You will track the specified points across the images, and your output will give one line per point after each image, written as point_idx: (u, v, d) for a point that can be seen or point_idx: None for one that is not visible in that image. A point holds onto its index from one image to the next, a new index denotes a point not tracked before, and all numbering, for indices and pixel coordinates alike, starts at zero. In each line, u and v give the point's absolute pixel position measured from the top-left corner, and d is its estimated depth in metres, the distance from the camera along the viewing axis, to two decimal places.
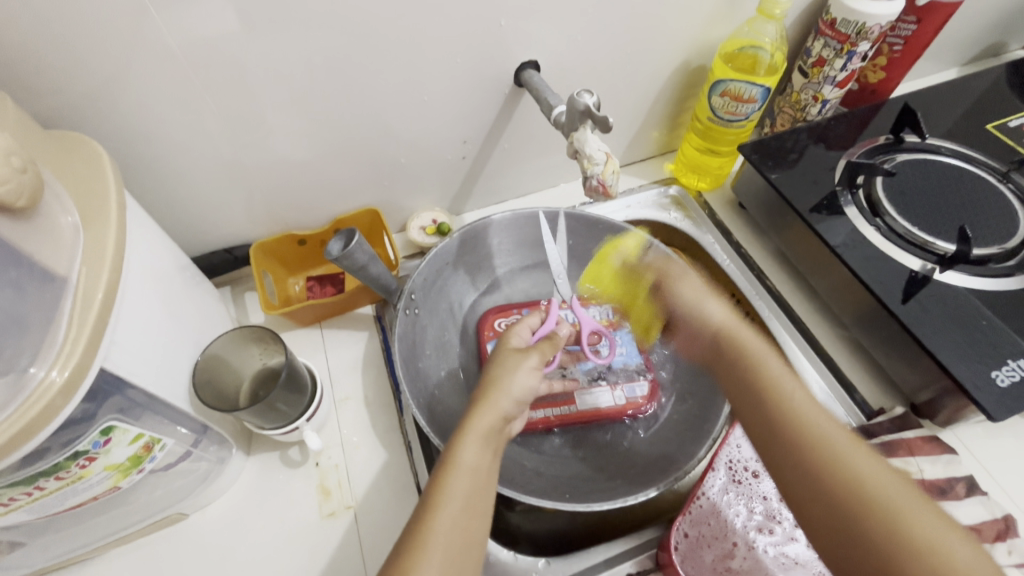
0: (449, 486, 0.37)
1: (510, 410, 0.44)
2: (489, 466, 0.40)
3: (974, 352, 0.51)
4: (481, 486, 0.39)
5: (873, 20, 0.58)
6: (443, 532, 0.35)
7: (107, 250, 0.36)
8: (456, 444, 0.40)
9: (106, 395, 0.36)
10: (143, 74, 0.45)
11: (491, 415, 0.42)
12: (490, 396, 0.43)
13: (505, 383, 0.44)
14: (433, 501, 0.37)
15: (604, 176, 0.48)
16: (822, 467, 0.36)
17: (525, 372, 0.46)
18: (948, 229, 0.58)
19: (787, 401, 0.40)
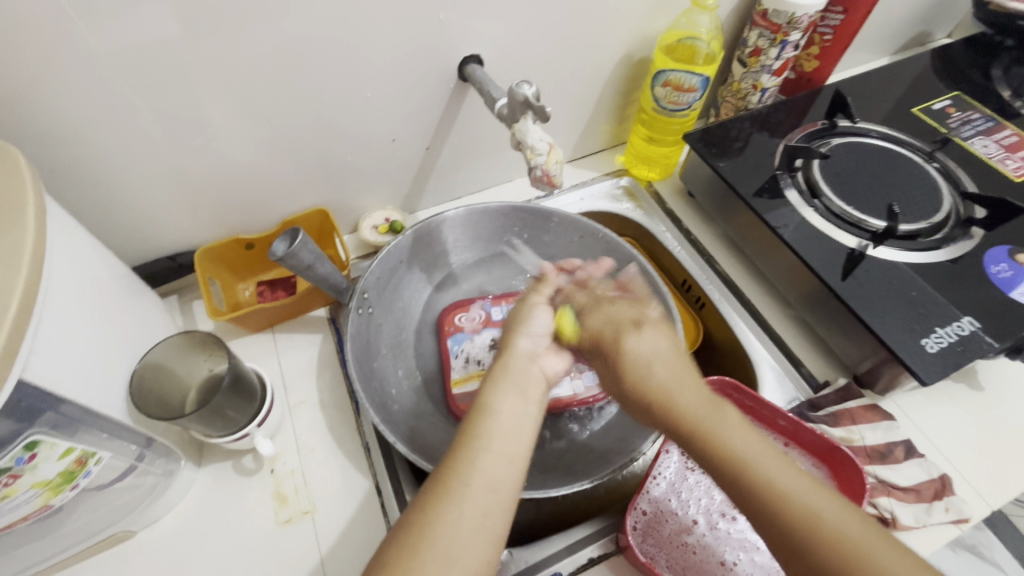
0: (478, 431, 0.40)
1: (531, 349, 0.47)
2: (526, 410, 0.42)
3: (905, 322, 0.53)
4: (513, 427, 0.40)
5: (802, 10, 0.60)
6: (472, 478, 0.37)
7: (22, 260, 0.34)
8: (486, 394, 0.42)
9: (33, 411, 0.34)
10: (65, 78, 0.43)
11: (512, 365, 0.45)
12: (506, 363, 0.45)
13: (524, 330, 0.49)
14: (458, 449, 0.39)
15: (548, 166, 0.49)
16: (779, 512, 0.35)
17: (537, 323, 0.49)
18: (880, 207, 0.61)
19: (715, 436, 0.39)
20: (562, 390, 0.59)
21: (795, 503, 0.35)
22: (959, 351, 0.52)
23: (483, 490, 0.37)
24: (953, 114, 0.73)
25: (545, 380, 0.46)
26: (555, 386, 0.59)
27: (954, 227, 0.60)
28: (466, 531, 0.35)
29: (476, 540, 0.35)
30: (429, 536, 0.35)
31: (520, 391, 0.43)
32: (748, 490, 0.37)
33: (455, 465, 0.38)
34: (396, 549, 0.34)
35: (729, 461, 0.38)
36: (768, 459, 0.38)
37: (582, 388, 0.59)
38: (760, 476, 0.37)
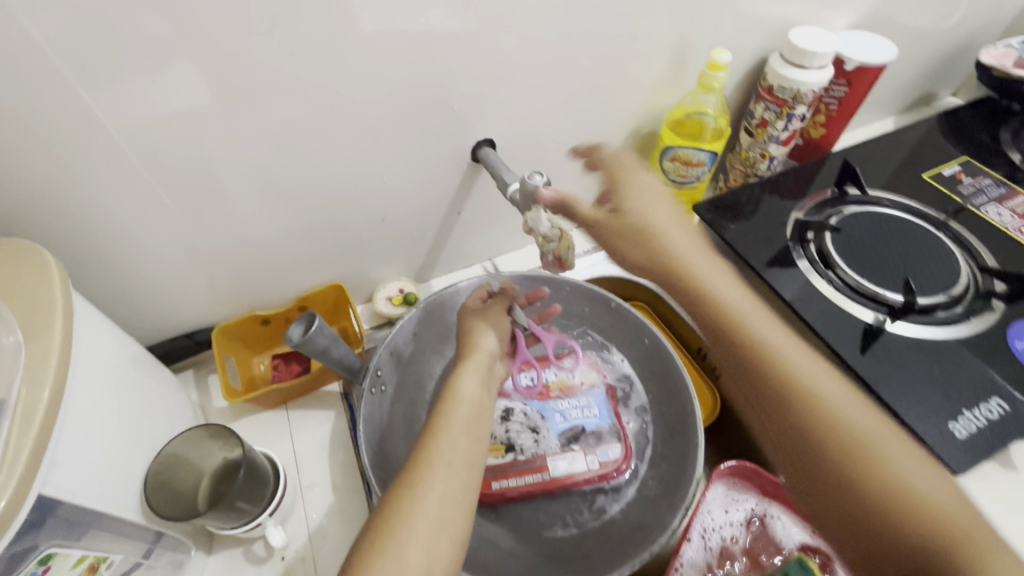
0: (449, 413, 0.45)
1: (492, 349, 0.54)
2: (485, 396, 0.49)
3: (930, 404, 0.52)
4: (476, 410, 0.47)
5: (806, 86, 0.62)
6: (446, 449, 0.42)
7: (49, 362, 0.35)
8: (454, 380, 0.49)
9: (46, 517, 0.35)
10: (97, 177, 0.45)
11: (478, 353, 0.52)
12: (475, 353, 0.52)
13: (484, 331, 0.54)
14: (435, 428, 0.43)
15: (559, 251, 0.52)
16: (880, 497, 0.33)
17: (494, 327, 0.56)
18: (896, 280, 0.60)
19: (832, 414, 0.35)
20: (575, 467, 0.57)
21: (905, 485, 0.33)
22: (988, 435, 0.50)
23: (461, 465, 0.41)
24: (964, 180, 0.73)
25: (497, 376, 0.53)
26: (568, 462, 0.58)
27: (974, 299, 0.59)
28: (447, 500, 0.39)
29: (455, 507, 0.39)
30: (412, 503, 0.38)
31: (485, 382, 0.50)
32: (852, 489, 0.34)
33: (433, 441, 0.42)
34: (384, 519, 0.37)
35: (861, 442, 0.34)
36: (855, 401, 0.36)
37: (596, 464, 0.57)
38: (860, 444, 0.34)
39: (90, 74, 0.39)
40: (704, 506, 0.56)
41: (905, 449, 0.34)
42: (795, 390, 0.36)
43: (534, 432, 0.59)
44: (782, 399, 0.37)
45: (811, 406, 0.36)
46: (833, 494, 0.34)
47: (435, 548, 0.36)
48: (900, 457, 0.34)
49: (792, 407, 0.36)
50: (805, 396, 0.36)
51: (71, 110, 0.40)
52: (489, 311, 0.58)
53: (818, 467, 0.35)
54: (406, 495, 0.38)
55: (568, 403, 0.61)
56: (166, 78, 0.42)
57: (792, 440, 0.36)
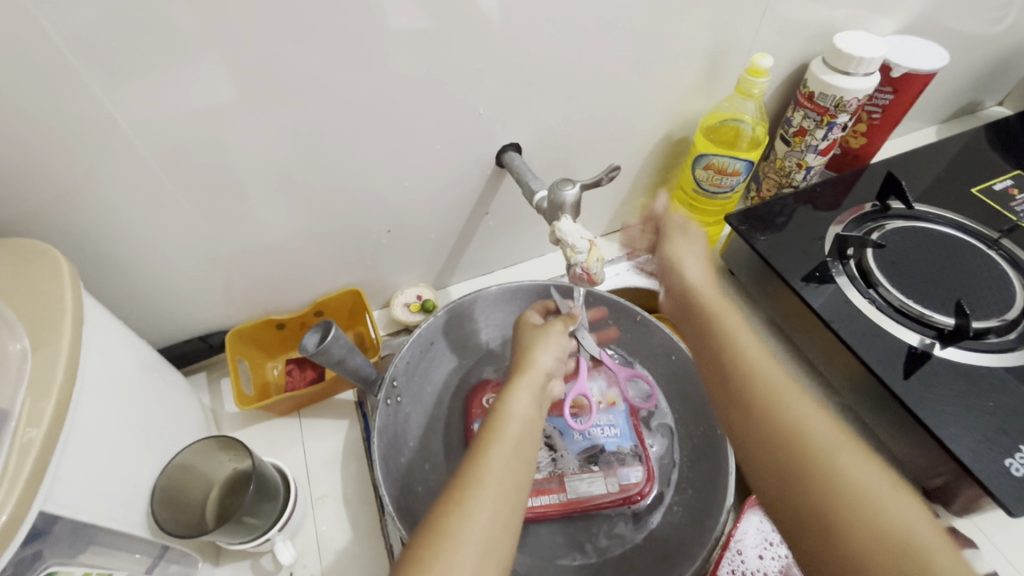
0: (499, 433, 0.42)
1: (550, 367, 0.50)
2: (536, 415, 0.46)
3: (983, 438, 0.48)
4: (528, 431, 0.44)
5: (850, 94, 0.59)
6: (497, 469, 0.39)
7: (55, 373, 0.33)
8: (506, 397, 0.46)
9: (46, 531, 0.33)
10: (113, 177, 0.44)
11: (534, 371, 0.48)
12: (527, 368, 0.49)
13: (542, 350, 0.51)
14: (485, 447, 0.41)
15: (588, 264, 0.47)
16: (836, 508, 0.35)
17: (553, 343, 0.52)
18: (944, 302, 0.57)
19: (806, 432, 0.38)
20: (595, 489, 0.55)
21: (868, 501, 0.34)
22: None
23: (512, 485, 0.39)
24: (1016, 196, 0.69)
25: (550, 397, 0.50)
26: (587, 483, 0.55)
27: None
28: (496, 523, 0.37)
29: (502, 530, 0.37)
30: (458, 525, 0.36)
31: (536, 403, 0.47)
32: (816, 497, 0.36)
33: (484, 460, 0.40)
34: (432, 534, 0.36)
35: (822, 459, 0.37)
36: (844, 440, 0.38)
37: (617, 487, 0.55)
38: (836, 462, 0.36)
39: (107, 71, 0.38)
40: (735, 543, 0.52)
41: (896, 494, 0.35)
42: (777, 415, 0.40)
43: (551, 449, 0.57)
44: (769, 419, 0.40)
45: (786, 423, 0.39)
46: (801, 509, 0.36)
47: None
48: (881, 493, 0.35)
49: (769, 426, 0.40)
50: (788, 424, 0.39)
51: (87, 108, 0.39)
52: (549, 326, 0.54)
53: (788, 487, 0.37)
54: (453, 517, 0.36)
55: (587, 420, 0.58)
56: (183, 74, 0.40)
57: (771, 459, 0.39)
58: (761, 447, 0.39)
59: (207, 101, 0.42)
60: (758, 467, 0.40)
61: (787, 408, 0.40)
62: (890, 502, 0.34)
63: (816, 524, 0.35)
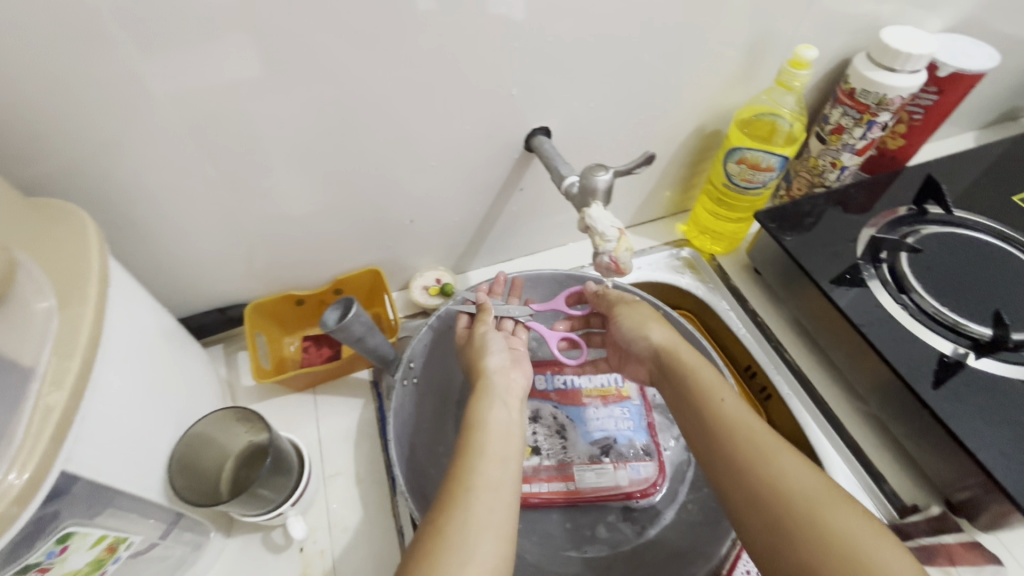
0: (473, 441, 0.42)
1: (499, 365, 0.50)
2: (512, 420, 0.45)
3: (1017, 454, 0.47)
4: (507, 438, 0.43)
5: (894, 91, 0.56)
6: (484, 475, 0.39)
7: (80, 337, 0.33)
8: (475, 409, 0.45)
9: (62, 493, 0.33)
10: (141, 141, 0.43)
11: (490, 379, 0.48)
12: (486, 379, 0.48)
13: (488, 356, 0.50)
14: (466, 455, 0.41)
15: (616, 253, 0.46)
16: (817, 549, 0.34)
17: (497, 346, 0.51)
18: (981, 311, 0.55)
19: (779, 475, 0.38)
20: (604, 480, 0.54)
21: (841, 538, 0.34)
22: None
23: (486, 490, 0.38)
24: None
25: (518, 394, 0.49)
26: (596, 474, 0.55)
27: None
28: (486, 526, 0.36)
29: (488, 534, 0.36)
30: (451, 529, 0.36)
31: (502, 402, 0.46)
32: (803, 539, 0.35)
33: (466, 468, 0.40)
34: (432, 539, 0.35)
35: (796, 502, 0.37)
36: (828, 492, 0.37)
37: (626, 481, 0.54)
38: (814, 516, 0.36)
39: (140, 32, 0.37)
40: None
41: (832, 494, 0.37)
42: (758, 465, 0.39)
43: (563, 437, 0.57)
44: (750, 477, 0.39)
45: (764, 471, 0.39)
46: (792, 564, 0.35)
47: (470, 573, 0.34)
48: (870, 540, 0.34)
49: (750, 471, 0.40)
50: (769, 467, 0.39)
51: (119, 70, 0.39)
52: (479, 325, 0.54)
53: (782, 545, 0.36)
54: (447, 516, 0.37)
55: (601, 412, 0.58)
56: (215, 39, 0.39)
57: (730, 481, 0.41)
58: (750, 506, 0.39)
59: (240, 69, 0.42)
60: (751, 533, 0.38)
61: (769, 461, 0.39)
62: (882, 551, 0.34)
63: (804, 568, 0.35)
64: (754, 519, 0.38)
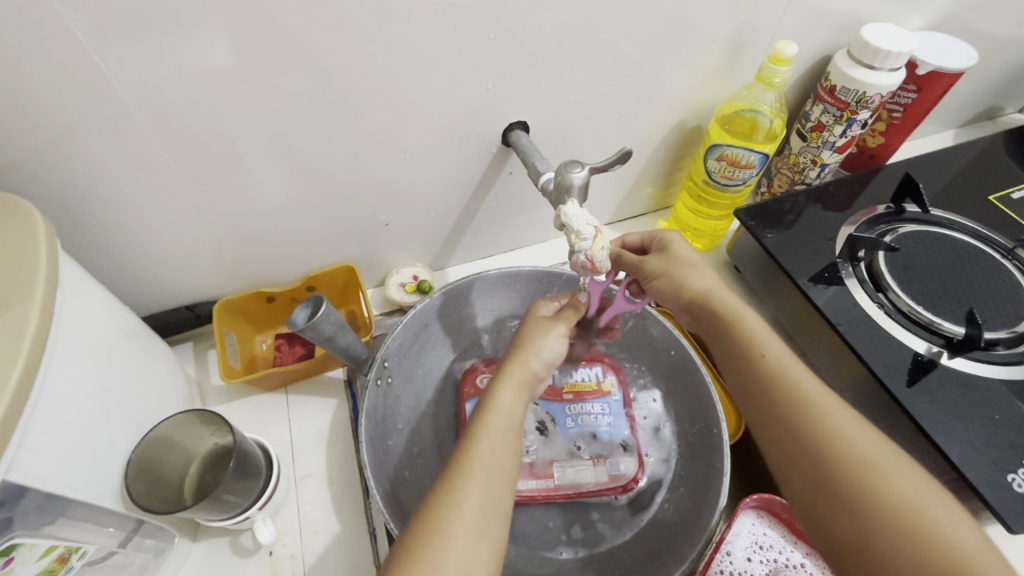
0: (483, 429, 0.40)
1: (541, 368, 0.46)
2: (523, 412, 0.42)
3: (988, 451, 0.47)
4: (515, 429, 0.41)
5: (873, 89, 0.56)
6: (485, 459, 0.38)
7: (24, 339, 0.32)
8: (492, 390, 0.42)
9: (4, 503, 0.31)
10: (96, 134, 0.41)
11: (526, 366, 0.44)
12: (526, 354, 0.45)
13: (536, 353, 0.46)
14: (472, 439, 0.39)
15: (592, 252, 0.44)
16: (868, 511, 0.35)
17: (557, 348, 0.47)
18: (955, 311, 0.55)
19: (832, 434, 0.38)
20: (583, 476, 0.54)
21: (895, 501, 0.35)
22: None
23: (487, 472, 0.38)
24: None
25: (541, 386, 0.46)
26: (575, 470, 0.54)
27: None
28: (483, 514, 0.36)
29: (490, 519, 0.36)
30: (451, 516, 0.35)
31: (526, 386, 0.44)
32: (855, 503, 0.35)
33: (471, 451, 0.38)
34: (427, 527, 0.35)
35: (852, 463, 0.37)
36: (887, 454, 0.37)
37: (606, 476, 0.54)
38: (867, 474, 0.36)
39: (88, 18, 0.35)
40: (725, 545, 0.50)
41: (888, 452, 0.37)
42: (810, 424, 0.39)
43: (543, 434, 0.56)
44: (799, 433, 0.39)
45: (815, 430, 0.38)
46: (843, 523, 0.36)
47: (472, 559, 0.34)
48: (922, 497, 0.35)
49: (801, 431, 0.39)
50: (819, 429, 0.38)
51: (69, 59, 0.37)
52: (553, 325, 0.48)
53: (828, 503, 0.37)
54: (446, 504, 0.36)
55: (580, 408, 0.58)
56: (171, 28, 0.37)
57: (782, 443, 0.40)
58: (797, 460, 0.39)
59: (200, 59, 0.40)
60: (794, 495, 0.39)
61: (820, 416, 0.39)
62: (937, 511, 0.34)
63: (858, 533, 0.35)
64: (798, 481, 0.38)
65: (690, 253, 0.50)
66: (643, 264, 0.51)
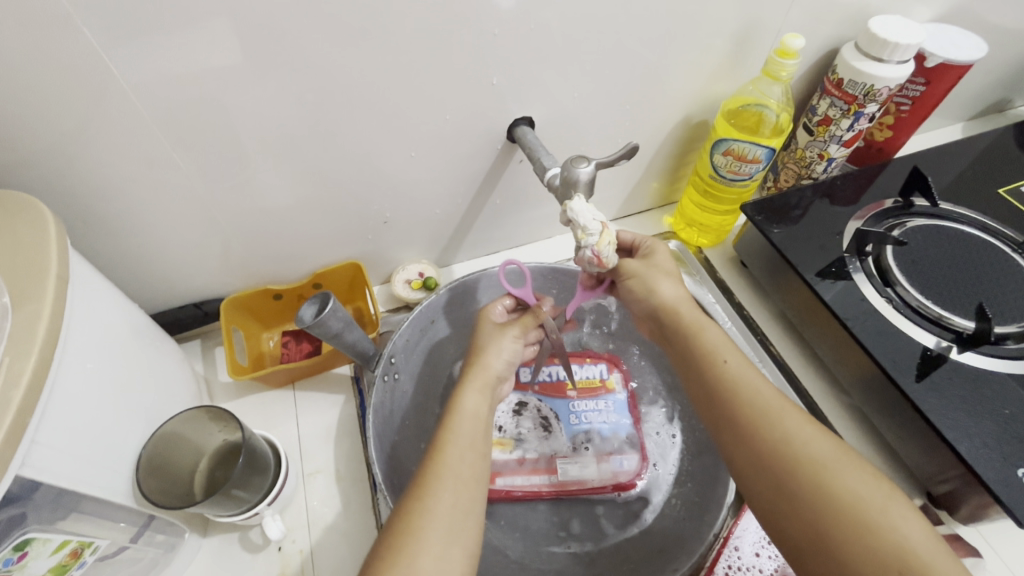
0: (451, 434, 0.42)
1: (500, 370, 0.49)
2: (488, 414, 0.45)
3: (997, 445, 0.47)
4: (482, 430, 0.43)
5: (881, 82, 0.56)
6: (455, 464, 0.39)
7: (36, 334, 0.32)
8: (458, 397, 0.45)
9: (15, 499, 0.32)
10: (105, 132, 0.41)
11: (486, 370, 0.48)
12: (484, 359, 0.49)
13: (491, 356, 0.49)
14: (439, 448, 0.41)
15: (599, 247, 0.45)
16: (821, 511, 0.34)
17: (506, 350, 0.50)
18: (964, 305, 0.55)
19: (784, 436, 0.38)
20: (586, 473, 0.54)
21: (845, 499, 0.34)
22: None
23: (451, 476, 0.39)
24: None
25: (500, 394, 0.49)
26: (578, 467, 0.55)
27: None
28: (457, 515, 0.37)
29: (465, 519, 0.37)
30: (418, 518, 0.36)
31: (487, 389, 0.46)
32: (808, 504, 0.35)
33: (440, 457, 0.40)
34: (399, 532, 0.36)
35: (803, 464, 0.36)
36: (838, 454, 0.36)
37: (609, 473, 0.54)
38: (821, 477, 0.35)
39: (96, 16, 0.35)
40: (733, 540, 0.50)
41: (838, 453, 0.37)
42: (760, 429, 0.39)
43: (546, 431, 0.57)
44: (755, 440, 0.39)
45: (767, 434, 0.38)
46: (797, 530, 0.35)
47: (446, 564, 0.35)
48: (877, 496, 0.34)
49: (751, 433, 0.39)
50: (770, 432, 0.38)
51: (78, 57, 0.37)
52: (506, 329, 0.52)
53: (784, 510, 0.36)
54: (412, 515, 0.36)
55: (585, 405, 0.58)
56: (179, 26, 0.37)
57: (733, 451, 0.40)
58: (753, 468, 0.38)
59: (207, 56, 0.40)
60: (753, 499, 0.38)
61: (770, 422, 0.39)
62: (886, 509, 0.33)
63: (812, 533, 0.34)
64: (755, 483, 0.38)
65: (665, 261, 0.51)
66: (622, 264, 0.52)
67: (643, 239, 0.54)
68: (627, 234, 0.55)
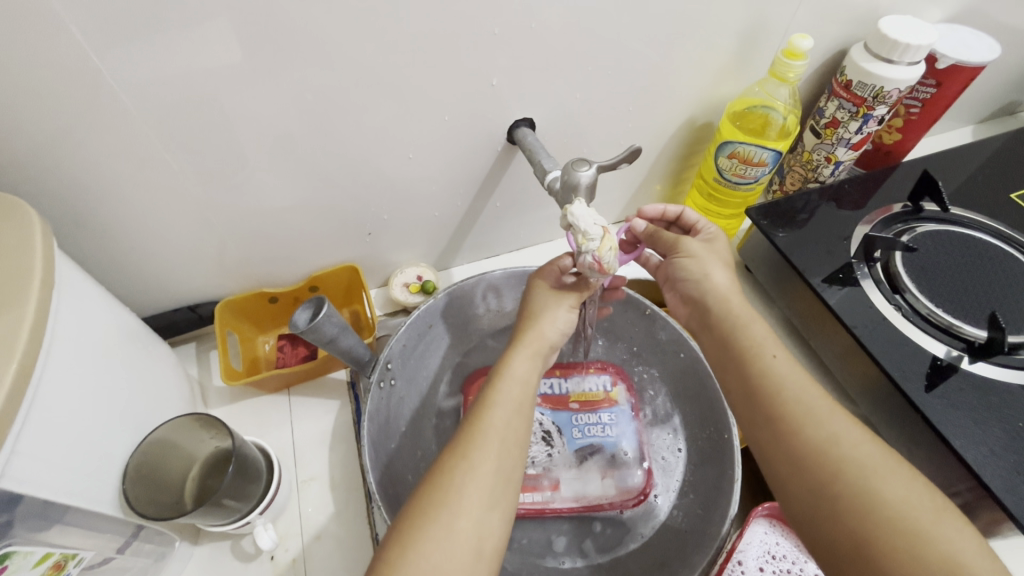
0: (494, 399, 0.40)
1: (554, 340, 0.47)
2: (536, 382, 0.43)
3: (1008, 457, 0.45)
4: (527, 397, 0.41)
5: (891, 84, 0.54)
6: (497, 428, 0.38)
7: (16, 340, 0.31)
8: (507, 360, 0.43)
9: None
10: (94, 133, 0.41)
11: (539, 338, 0.46)
12: (537, 326, 0.46)
13: (549, 324, 0.47)
14: (483, 408, 0.39)
15: (600, 252, 0.43)
16: (862, 514, 0.33)
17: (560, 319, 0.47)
18: (976, 313, 0.53)
19: (833, 433, 0.36)
20: (590, 488, 0.53)
21: (893, 506, 0.32)
22: None
23: (495, 439, 0.37)
24: None
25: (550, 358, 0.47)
26: (582, 482, 0.54)
27: None
28: (498, 481, 0.36)
29: (506, 485, 0.36)
30: (457, 483, 0.35)
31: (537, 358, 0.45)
32: (849, 504, 0.33)
33: (485, 419, 0.39)
34: (431, 495, 0.35)
35: (849, 465, 0.35)
36: (885, 460, 0.35)
37: (614, 488, 0.53)
38: (868, 480, 0.34)
39: (81, 14, 0.34)
40: (736, 554, 0.49)
41: (888, 460, 0.35)
42: (806, 424, 0.37)
43: (549, 445, 0.55)
44: (799, 437, 0.37)
45: (812, 428, 0.37)
46: (834, 530, 0.33)
47: (486, 526, 0.34)
48: (928, 508, 0.32)
49: (797, 422, 0.37)
50: (817, 427, 0.37)
51: (64, 56, 0.36)
52: (564, 297, 0.48)
53: (824, 509, 0.34)
54: (455, 473, 0.36)
55: (587, 418, 0.56)
56: (166, 25, 0.36)
57: (772, 439, 0.38)
58: (792, 463, 0.37)
59: (197, 56, 0.39)
60: (785, 487, 0.37)
61: (818, 422, 0.37)
62: (935, 523, 0.32)
63: (851, 533, 0.33)
64: (788, 471, 0.37)
65: (715, 248, 0.50)
66: (680, 242, 0.50)
67: (707, 224, 0.52)
68: (692, 215, 0.52)
